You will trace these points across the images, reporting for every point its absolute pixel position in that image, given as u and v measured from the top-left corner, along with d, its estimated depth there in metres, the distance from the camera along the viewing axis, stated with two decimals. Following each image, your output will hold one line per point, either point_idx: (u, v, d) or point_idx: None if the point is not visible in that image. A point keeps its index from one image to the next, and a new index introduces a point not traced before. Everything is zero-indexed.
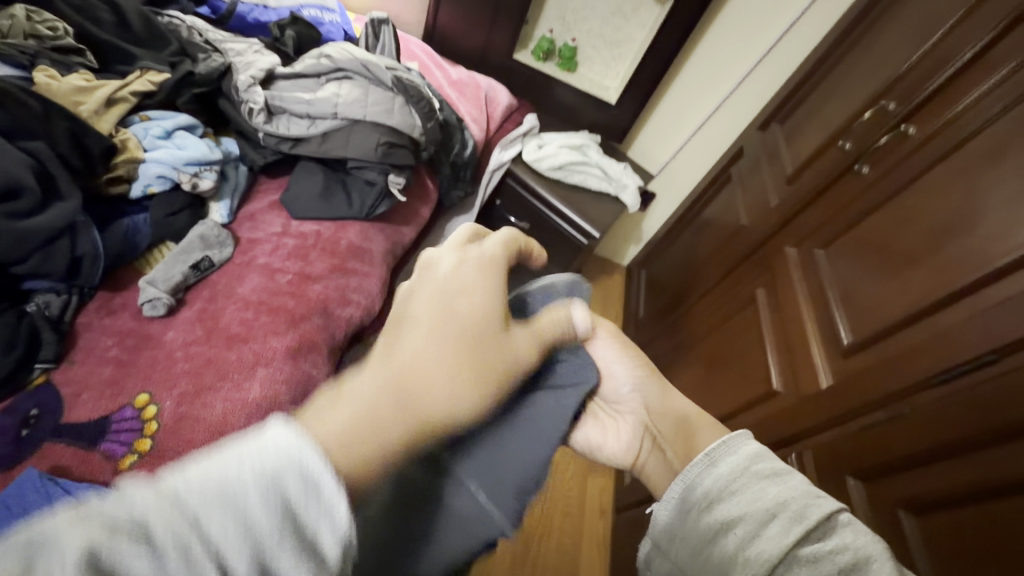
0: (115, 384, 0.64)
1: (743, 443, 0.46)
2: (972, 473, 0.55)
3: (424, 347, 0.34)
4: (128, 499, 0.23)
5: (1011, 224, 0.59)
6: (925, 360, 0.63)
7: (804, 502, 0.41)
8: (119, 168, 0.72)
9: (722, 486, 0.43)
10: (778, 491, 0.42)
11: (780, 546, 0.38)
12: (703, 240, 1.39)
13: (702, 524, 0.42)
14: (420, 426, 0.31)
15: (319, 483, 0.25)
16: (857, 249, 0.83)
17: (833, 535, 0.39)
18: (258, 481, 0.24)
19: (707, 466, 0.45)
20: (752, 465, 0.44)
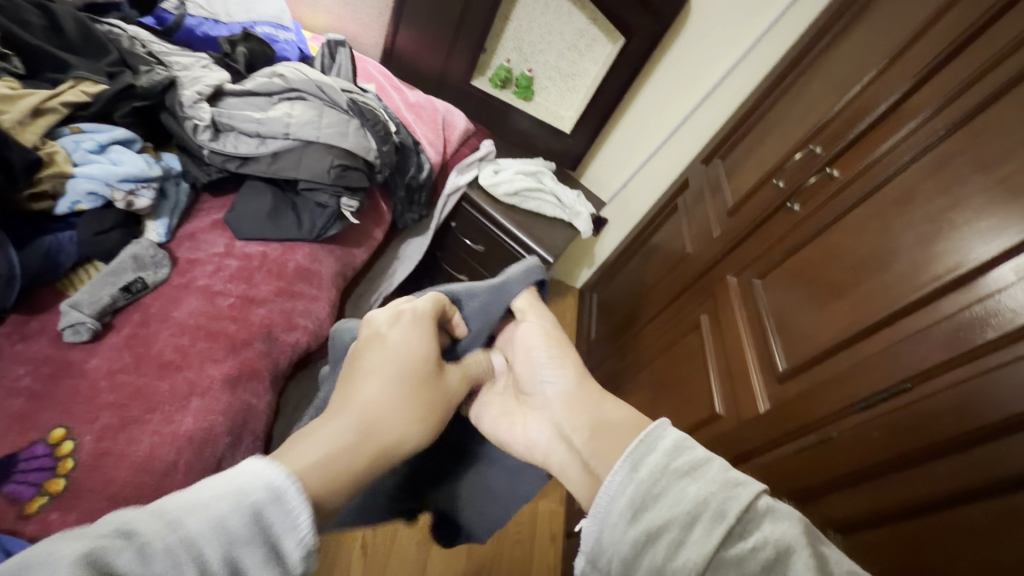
0: (25, 417, 0.58)
1: (659, 437, 0.41)
2: (891, 494, 0.59)
3: (382, 389, 0.45)
4: (124, 512, 0.30)
5: (919, 264, 0.66)
6: (850, 387, 0.68)
7: (724, 495, 0.37)
8: (44, 183, 0.67)
9: (645, 493, 0.38)
10: (699, 489, 0.37)
11: (705, 554, 0.34)
12: (652, 266, 1.45)
13: (627, 538, 0.37)
14: (382, 452, 0.42)
15: (282, 492, 0.33)
16: (790, 281, 0.89)
17: (755, 529, 0.35)
18: (231, 494, 0.32)
19: (628, 475, 0.39)
20: (673, 462, 0.39)
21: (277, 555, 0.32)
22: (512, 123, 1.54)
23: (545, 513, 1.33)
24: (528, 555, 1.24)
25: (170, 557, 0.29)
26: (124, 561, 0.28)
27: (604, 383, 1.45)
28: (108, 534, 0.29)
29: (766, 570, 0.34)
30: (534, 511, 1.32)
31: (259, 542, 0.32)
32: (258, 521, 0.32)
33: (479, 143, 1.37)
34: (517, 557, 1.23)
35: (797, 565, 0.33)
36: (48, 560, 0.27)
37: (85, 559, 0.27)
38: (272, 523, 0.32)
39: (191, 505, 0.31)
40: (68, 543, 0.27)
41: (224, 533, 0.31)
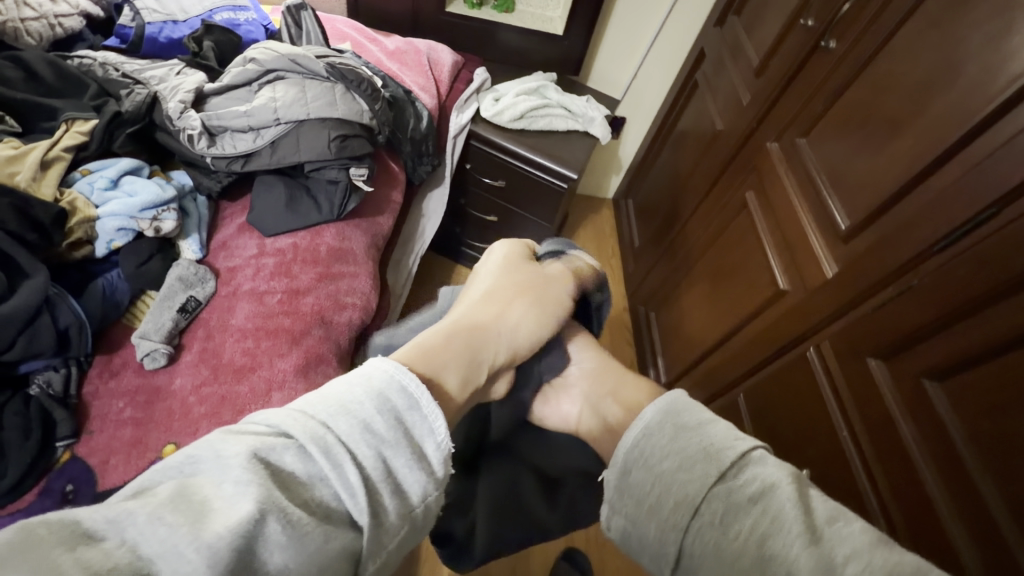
0: (138, 442, 0.64)
1: (675, 400, 0.47)
2: (987, 331, 0.54)
3: (478, 299, 0.58)
4: (272, 413, 0.35)
5: (992, 67, 0.56)
6: (927, 227, 0.62)
7: (722, 445, 0.41)
8: (76, 231, 0.69)
9: (655, 444, 0.43)
10: (700, 439, 0.42)
11: (702, 488, 0.39)
12: (683, 153, 1.35)
13: (640, 481, 0.42)
14: (479, 335, 0.51)
15: (415, 398, 0.38)
16: (838, 129, 0.80)
17: (747, 469, 0.39)
18: (372, 397, 0.37)
19: (640, 431, 0.44)
20: (681, 418, 0.45)
21: (417, 459, 0.37)
22: (500, 41, 1.43)
23: None
24: None
25: (328, 457, 0.33)
26: (288, 457, 0.33)
27: (659, 286, 1.41)
28: (266, 434, 0.33)
29: (753, 501, 0.37)
30: None
31: (403, 444, 0.36)
32: (397, 426, 0.37)
33: (471, 74, 1.30)
34: None
35: (780, 497, 0.37)
36: (221, 458, 0.32)
37: (255, 457, 0.32)
38: (409, 428, 0.37)
39: (334, 410, 0.35)
40: (236, 442, 0.32)
41: (370, 430, 0.35)
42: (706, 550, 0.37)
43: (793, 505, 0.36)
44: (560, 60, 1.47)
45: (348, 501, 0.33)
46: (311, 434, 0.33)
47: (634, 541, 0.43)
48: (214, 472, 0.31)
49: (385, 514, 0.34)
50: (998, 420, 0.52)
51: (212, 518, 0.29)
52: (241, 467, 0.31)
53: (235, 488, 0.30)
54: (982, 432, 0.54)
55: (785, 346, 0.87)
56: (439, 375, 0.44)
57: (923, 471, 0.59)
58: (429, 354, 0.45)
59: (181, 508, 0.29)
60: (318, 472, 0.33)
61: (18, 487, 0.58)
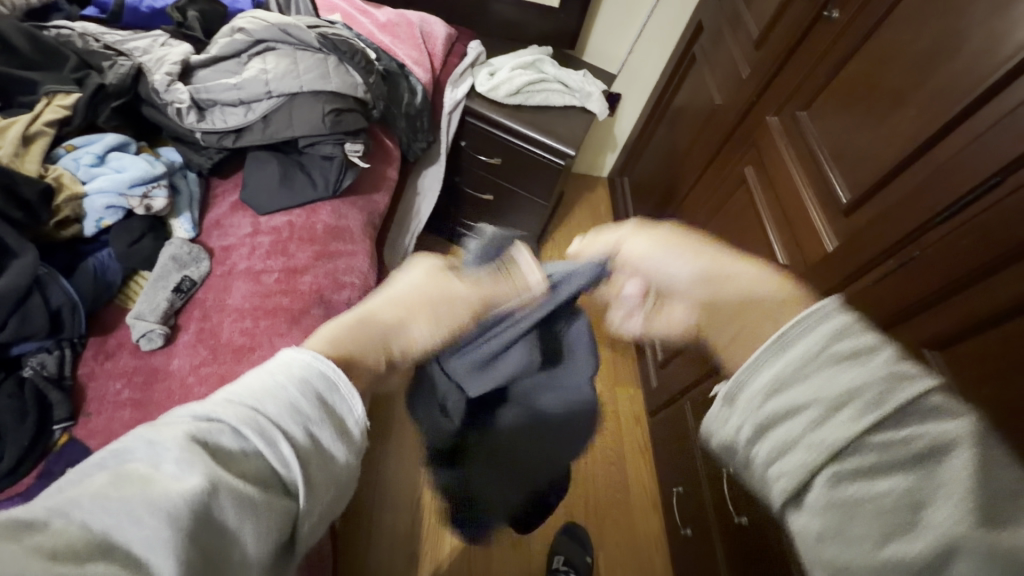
0: (138, 424, 0.63)
1: (825, 318, 0.35)
2: (992, 300, 0.54)
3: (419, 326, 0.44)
4: (197, 403, 0.31)
5: (998, 34, 0.55)
6: (929, 198, 0.61)
7: (885, 386, 0.32)
8: (63, 209, 0.67)
9: (792, 370, 0.35)
10: (853, 376, 0.33)
11: (846, 435, 0.31)
12: (681, 129, 1.34)
13: (765, 409, 0.35)
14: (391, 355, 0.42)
15: (336, 379, 0.34)
16: (840, 101, 0.79)
17: (915, 421, 0.31)
18: (295, 380, 0.33)
19: (776, 353, 0.36)
20: (830, 346, 0.35)
21: (342, 432, 0.34)
22: (494, 14, 1.39)
23: (626, 397, 1.36)
24: (617, 436, 1.28)
25: (261, 435, 0.30)
26: (222, 438, 0.29)
27: None
28: (194, 421, 0.29)
29: (913, 458, 0.30)
30: (615, 399, 1.35)
31: (330, 420, 0.33)
32: (321, 404, 0.33)
33: (466, 47, 1.27)
34: (607, 441, 1.27)
35: (956, 460, 0.29)
36: (153, 444, 0.28)
37: (190, 439, 0.28)
38: (332, 406, 0.34)
39: (261, 394, 0.32)
40: (169, 428, 0.28)
41: (300, 410, 0.32)
42: (838, 499, 0.31)
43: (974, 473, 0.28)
44: (554, 34, 1.44)
45: (281, 472, 0.30)
46: (243, 416, 0.30)
47: (744, 463, 0.36)
48: (148, 454, 0.27)
49: (320, 483, 0.31)
50: (999, 387, 0.53)
51: (156, 488, 0.26)
52: (178, 446, 0.27)
53: (177, 465, 0.26)
54: (984, 400, 0.54)
55: None
56: (361, 355, 0.39)
57: None
58: (347, 340, 0.39)
59: (122, 489, 0.25)
60: (255, 450, 0.30)
61: (17, 470, 0.57)
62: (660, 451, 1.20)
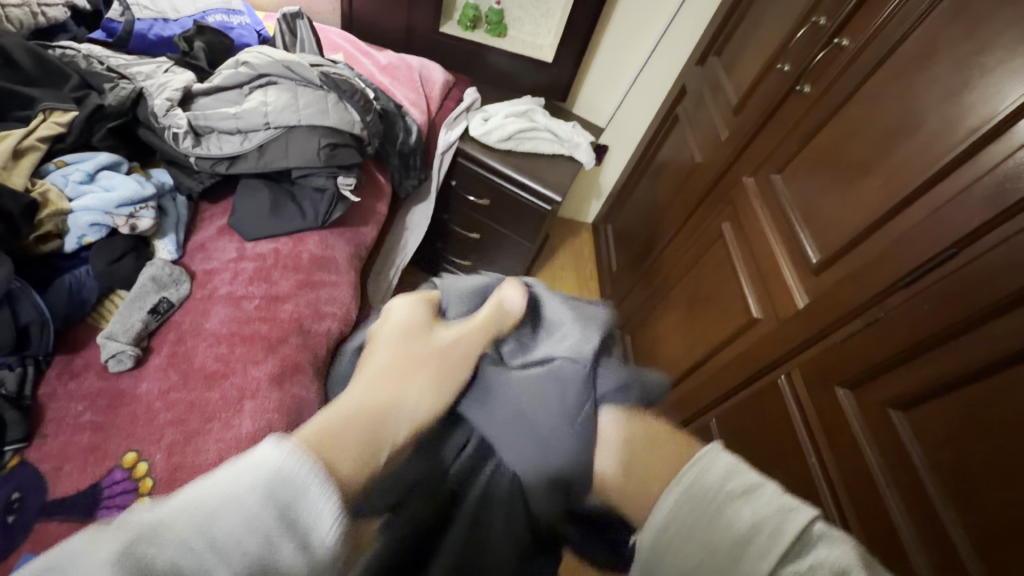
0: (97, 449, 0.61)
1: (714, 460, 0.38)
2: (950, 362, 0.57)
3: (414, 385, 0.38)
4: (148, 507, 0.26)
5: (952, 119, 0.61)
6: (892, 264, 0.65)
7: (778, 519, 0.34)
8: (46, 223, 0.66)
9: (696, 514, 0.36)
10: (751, 512, 0.35)
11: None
12: (662, 183, 1.40)
13: (681, 557, 0.35)
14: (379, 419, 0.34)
15: (306, 483, 0.29)
16: (811, 167, 0.84)
17: (809, 552, 0.33)
18: (257, 493, 0.28)
19: (681, 493, 0.37)
20: (724, 484, 0.37)
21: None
22: (490, 64, 1.46)
23: None
24: None
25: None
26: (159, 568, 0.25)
27: (636, 311, 1.43)
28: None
29: None
30: None
31: (294, 537, 0.28)
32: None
33: (462, 93, 1.33)
34: None
35: None
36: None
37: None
38: (297, 522, 0.28)
39: (217, 508, 0.27)
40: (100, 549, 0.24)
41: (259, 531, 0.27)
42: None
43: None
44: (547, 86, 1.51)
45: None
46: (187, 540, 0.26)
47: None
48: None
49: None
50: (962, 448, 0.54)
51: None
52: None
53: None
54: (947, 461, 0.56)
55: (755, 374, 0.90)
56: (347, 464, 0.31)
57: (888, 498, 0.61)
58: (342, 429, 0.32)
59: None
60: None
61: None
62: None
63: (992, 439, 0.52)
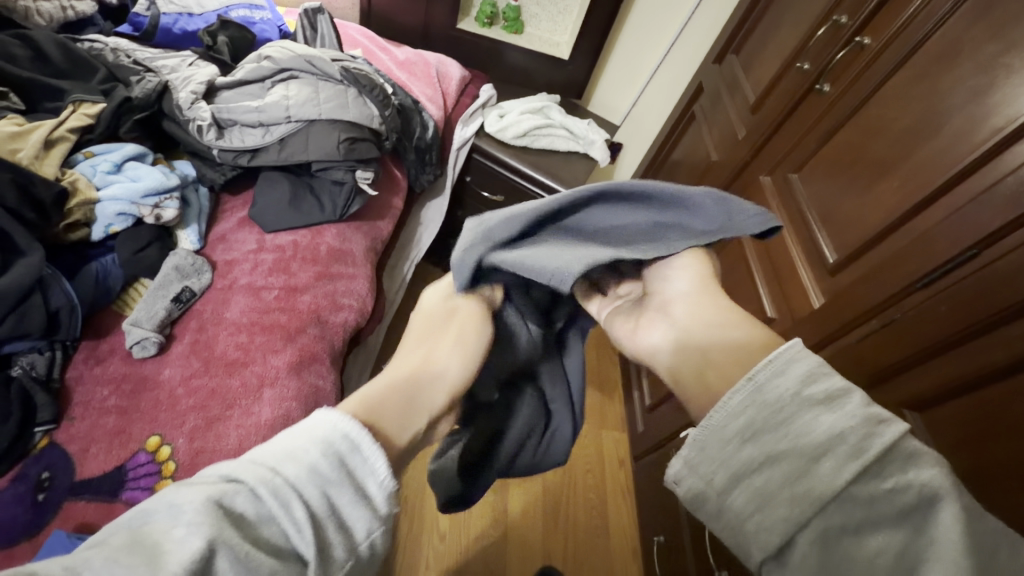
0: (121, 432, 0.62)
1: (791, 361, 0.34)
2: (968, 364, 0.56)
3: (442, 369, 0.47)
4: (224, 462, 0.31)
5: (977, 119, 0.60)
6: (908, 265, 0.65)
7: (862, 430, 0.30)
8: (75, 213, 0.68)
9: (766, 418, 0.33)
10: (831, 420, 0.31)
11: (831, 487, 0.29)
12: (677, 181, 1.39)
13: (740, 455, 0.33)
14: (412, 388, 0.43)
15: (359, 442, 0.34)
16: (829, 167, 0.84)
17: (900, 471, 0.28)
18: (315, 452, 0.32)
19: (748, 394, 0.33)
20: (803, 390, 0.32)
21: (363, 496, 0.32)
22: (506, 60, 1.46)
23: (610, 441, 1.35)
24: (601, 482, 1.27)
25: (277, 497, 0.29)
26: (239, 502, 0.29)
27: None
28: (216, 482, 0.29)
29: (902, 514, 0.27)
30: (599, 441, 1.34)
31: (347, 485, 0.32)
32: (342, 467, 0.32)
33: (478, 89, 1.33)
34: (591, 485, 1.26)
35: (942, 519, 0.26)
36: (174, 506, 0.27)
37: (209, 501, 0.28)
38: (353, 472, 0.33)
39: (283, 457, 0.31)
40: (190, 491, 0.28)
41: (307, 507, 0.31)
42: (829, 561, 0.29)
43: (960, 532, 0.26)
44: (563, 83, 1.51)
45: (296, 539, 0.29)
46: (260, 479, 0.30)
47: (712, 506, 0.33)
48: (166, 517, 0.27)
49: (331, 550, 0.30)
50: (979, 450, 0.54)
51: (164, 561, 0.25)
52: (193, 510, 0.27)
53: (185, 531, 0.26)
54: (963, 463, 0.55)
55: None
56: (389, 431, 0.38)
57: None
58: (376, 405, 0.39)
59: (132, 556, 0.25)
60: (268, 514, 0.29)
61: None
62: (643, 498, 1.19)
63: (1007, 441, 0.51)
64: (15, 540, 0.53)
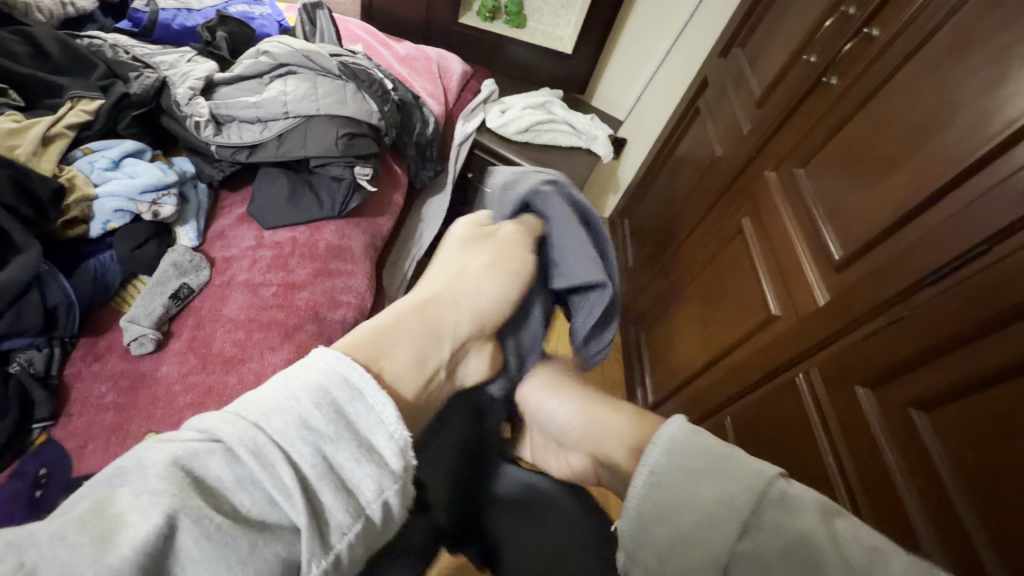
0: (119, 429, 0.62)
1: (676, 436, 0.48)
2: (976, 363, 0.55)
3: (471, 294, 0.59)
4: (205, 419, 0.36)
5: (987, 112, 0.58)
6: (918, 260, 0.63)
7: (740, 496, 0.43)
8: (73, 209, 0.68)
9: (670, 500, 0.45)
10: (715, 492, 0.44)
11: (727, 549, 0.42)
12: (681, 177, 1.38)
13: (659, 535, 0.44)
14: (425, 317, 0.53)
15: (357, 391, 0.40)
16: (835, 161, 0.82)
17: (774, 520, 0.41)
18: (309, 394, 0.38)
19: (649, 480, 0.46)
20: (689, 463, 0.46)
21: (366, 451, 0.38)
22: (508, 55, 1.45)
23: None
24: None
25: (256, 456, 0.34)
26: (213, 462, 0.34)
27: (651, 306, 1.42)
28: (192, 440, 0.35)
29: (783, 554, 0.40)
30: None
31: (346, 439, 0.38)
32: (338, 418, 0.38)
33: (480, 84, 1.32)
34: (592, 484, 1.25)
35: (809, 552, 0.39)
36: (145, 466, 0.33)
37: (175, 465, 0.33)
38: (353, 423, 0.39)
39: (267, 410, 0.37)
40: (159, 450, 0.34)
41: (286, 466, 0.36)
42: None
43: (808, 553, 0.39)
44: (566, 78, 1.49)
45: (283, 497, 0.34)
46: (240, 437, 0.35)
47: None
48: (136, 480, 0.33)
49: (324, 510, 0.35)
50: (986, 452, 0.53)
51: (118, 539, 0.30)
52: (159, 476, 0.32)
53: (150, 498, 0.32)
54: (969, 464, 0.54)
55: (770, 372, 0.88)
56: (389, 373, 0.46)
57: (907, 500, 0.59)
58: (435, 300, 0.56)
59: (87, 528, 0.30)
60: (248, 475, 0.34)
61: None
62: None
63: (1015, 441, 0.50)
64: None
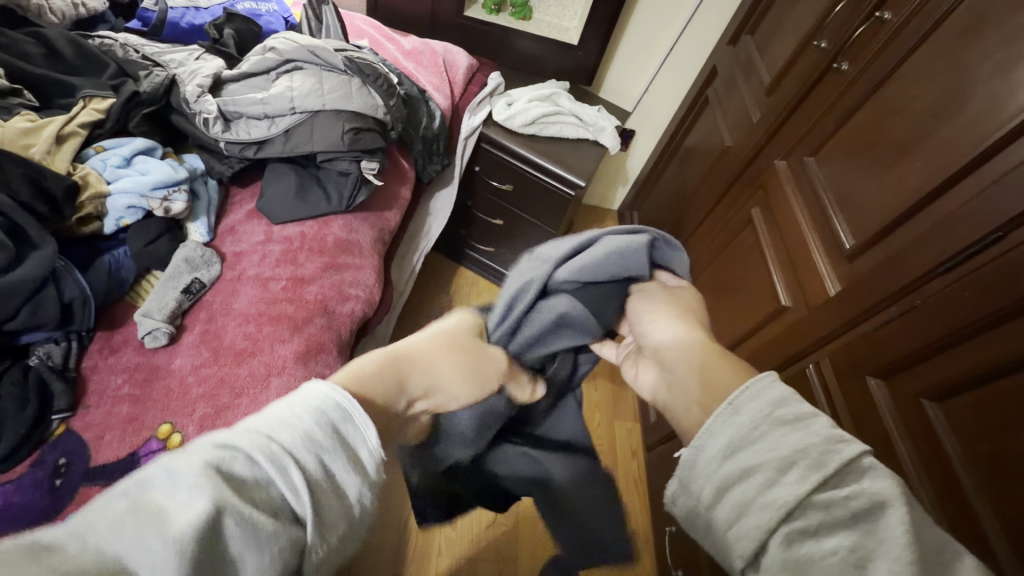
0: (134, 420, 0.64)
1: (766, 388, 0.40)
2: (993, 352, 0.54)
3: (443, 386, 0.47)
4: (216, 433, 0.32)
5: (1002, 95, 0.57)
6: (931, 250, 0.62)
7: (823, 448, 0.34)
8: (87, 206, 0.70)
9: (741, 439, 0.38)
10: (797, 438, 0.36)
11: (795, 496, 0.33)
12: (690, 168, 1.37)
13: (721, 472, 0.37)
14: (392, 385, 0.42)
15: (350, 410, 0.36)
16: (846, 150, 0.81)
17: (853, 482, 0.33)
18: (309, 412, 0.34)
19: (727, 415, 0.39)
20: (775, 411, 0.38)
21: (356, 463, 0.34)
22: (514, 48, 1.45)
23: (622, 433, 1.35)
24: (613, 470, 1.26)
25: (273, 461, 0.31)
26: (236, 467, 0.30)
27: None
28: (210, 448, 0.30)
29: (856, 519, 0.32)
30: (612, 432, 1.34)
31: (340, 448, 0.33)
32: (334, 434, 0.34)
33: (486, 77, 1.32)
34: None
35: (890, 521, 0.31)
36: (170, 472, 0.28)
37: (203, 465, 0.29)
38: (345, 436, 0.34)
39: (275, 424, 0.33)
40: (185, 456, 0.29)
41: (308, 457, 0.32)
42: (793, 559, 0.32)
43: (903, 532, 0.30)
44: (572, 70, 1.48)
45: (293, 503, 0.30)
46: (257, 445, 0.31)
47: (701, 525, 0.39)
48: (164, 482, 0.28)
49: (328, 514, 0.32)
50: (1006, 437, 0.51)
51: (172, 519, 0.26)
52: (193, 474, 0.28)
53: (189, 492, 0.27)
54: (984, 452, 0.53)
55: (780, 364, 0.88)
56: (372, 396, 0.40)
57: (919, 488, 0.59)
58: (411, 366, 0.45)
59: (138, 520, 0.26)
60: (265, 478, 0.31)
61: (13, 456, 0.58)
62: (655, 487, 1.18)
63: None
64: (34, 522, 0.55)
